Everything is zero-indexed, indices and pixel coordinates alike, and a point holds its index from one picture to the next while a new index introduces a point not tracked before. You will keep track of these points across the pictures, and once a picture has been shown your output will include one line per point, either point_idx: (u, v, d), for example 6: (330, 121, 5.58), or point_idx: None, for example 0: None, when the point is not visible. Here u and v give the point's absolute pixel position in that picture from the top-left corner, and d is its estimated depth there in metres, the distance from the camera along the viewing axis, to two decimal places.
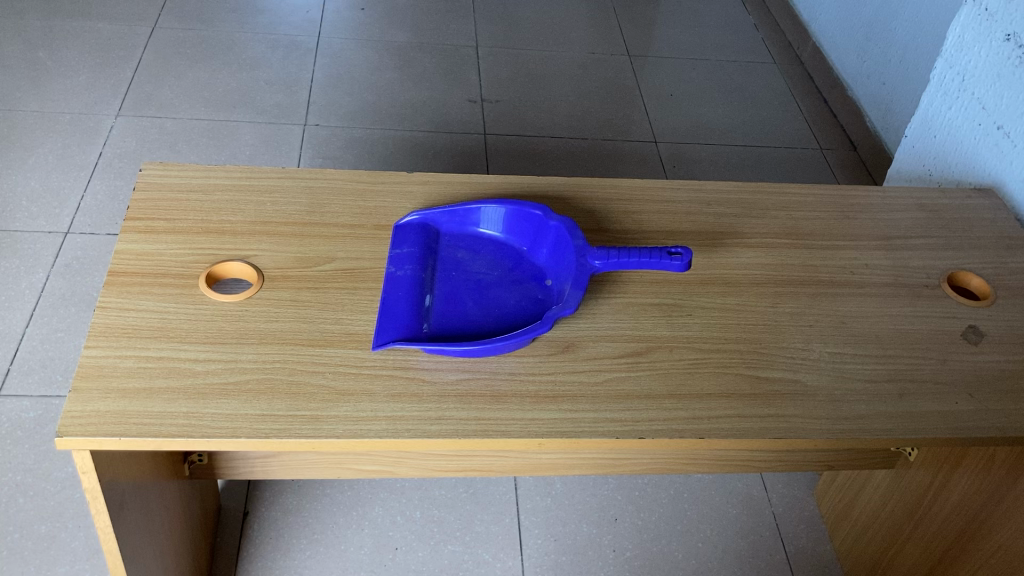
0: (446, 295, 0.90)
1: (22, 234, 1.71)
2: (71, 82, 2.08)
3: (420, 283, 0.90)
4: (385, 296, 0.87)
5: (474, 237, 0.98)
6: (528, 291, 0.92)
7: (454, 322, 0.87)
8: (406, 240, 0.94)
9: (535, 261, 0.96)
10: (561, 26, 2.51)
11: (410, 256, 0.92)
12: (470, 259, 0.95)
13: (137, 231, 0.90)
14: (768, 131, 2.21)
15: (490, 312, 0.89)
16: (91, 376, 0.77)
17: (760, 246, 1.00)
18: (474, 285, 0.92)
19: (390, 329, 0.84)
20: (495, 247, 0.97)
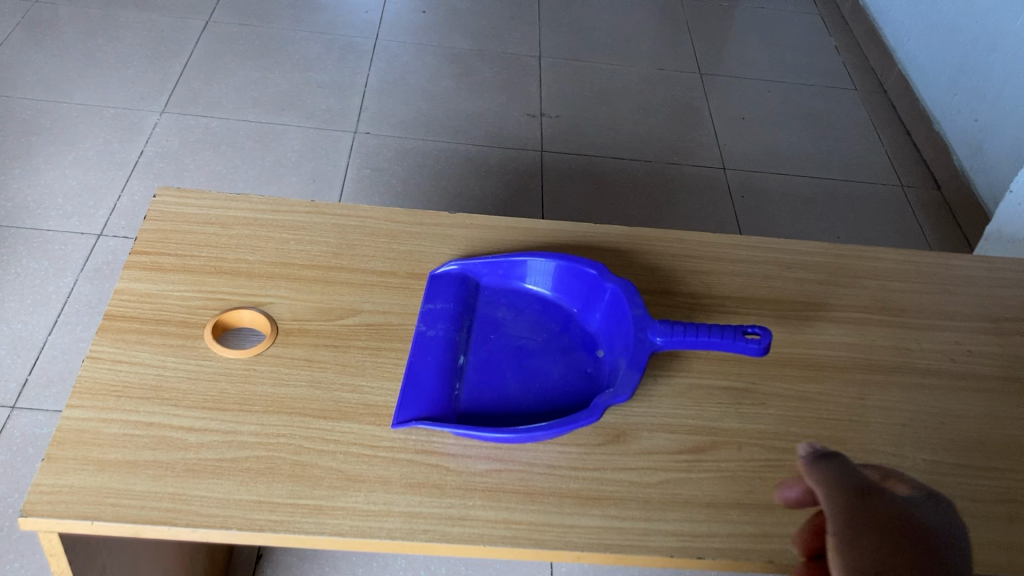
0: (481, 363, 0.79)
1: (54, 233, 1.64)
2: (120, 75, 2.01)
3: (453, 348, 0.79)
4: (411, 363, 0.76)
5: (517, 293, 0.87)
6: (575, 363, 0.81)
7: (488, 398, 0.76)
8: (440, 295, 0.83)
9: (585, 326, 0.85)
10: (629, 38, 2.39)
11: (443, 314, 0.81)
12: (511, 320, 0.84)
13: (143, 268, 0.81)
14: (846, 163, 2.06)
15: (530, 388, 0.78)
16: (69, 442, 0.67)
17: (846, 323, 0.87)
18: (514, 352, 0.81)
19: (415, 403, 0.73)
20: (541, 306, 0.86)
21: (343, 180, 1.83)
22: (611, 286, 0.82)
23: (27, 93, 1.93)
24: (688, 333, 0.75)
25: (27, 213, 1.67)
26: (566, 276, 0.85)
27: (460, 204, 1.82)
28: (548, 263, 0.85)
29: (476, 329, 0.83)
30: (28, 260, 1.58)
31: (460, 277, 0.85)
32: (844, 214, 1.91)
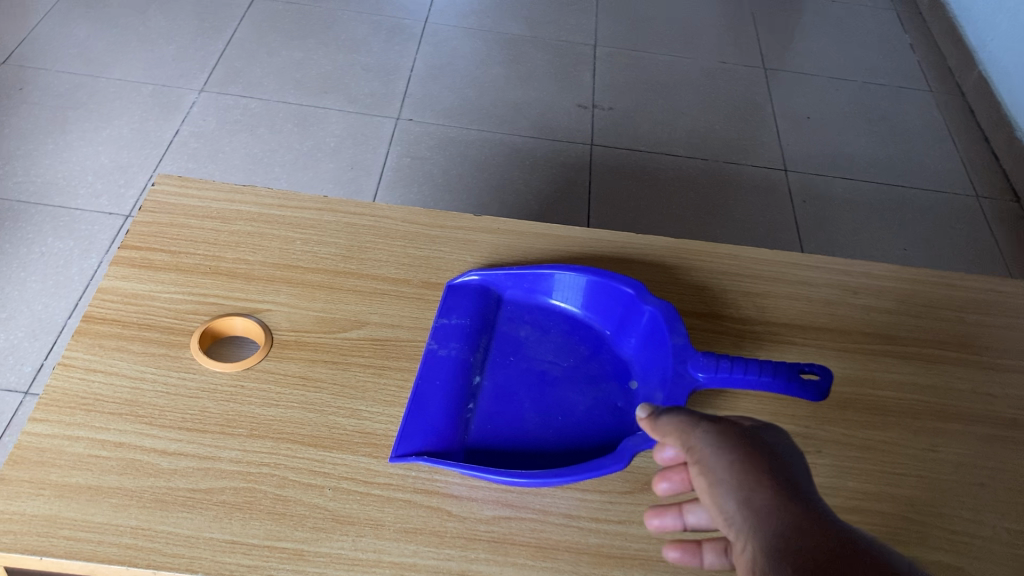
0: (497, 390, 0.71)
1: (82, 212, 1.58)
2: (161, 51, 1.96)
3: (466, 372, 0.70)
4: (418, 383, 0.68)
5: (542, 309, 0.78)
6: (603, 395, 0.72)
7: (502, 432, 0.68)
8: (456, 309, 0.74)
9: (617, 352, 0.76)
10: (690, 29, 2.27)
11: (457, 332, 0.72)
12: (534, 340, 0.76)
13: (132, 265, 0.73)
14: (918, 169, 1.92)
15: (551, 422, 0.69)
16: (27, 463, 0.60)
17: (917, 360, 0.76)
18: (536, 378, 0.73)
19: (418, 437, 0.64)
20: (568, 326, 0.77)
21: (382, 169, 1.75)
22: (649, 310, 0.72)
23: (67, 66, 1.88)
24: (735, 369, 0.65)
25: (56, 190, 1.62)
26: (598, 294, 0.76)
27: (503, 198, 1.72)
28: (579, 278, 0.76)
29: (493, 349, 0.74)
30: (53, 240, 1.53)
31: (479, 289, 0.77)
32: (914, 225, 1.78)
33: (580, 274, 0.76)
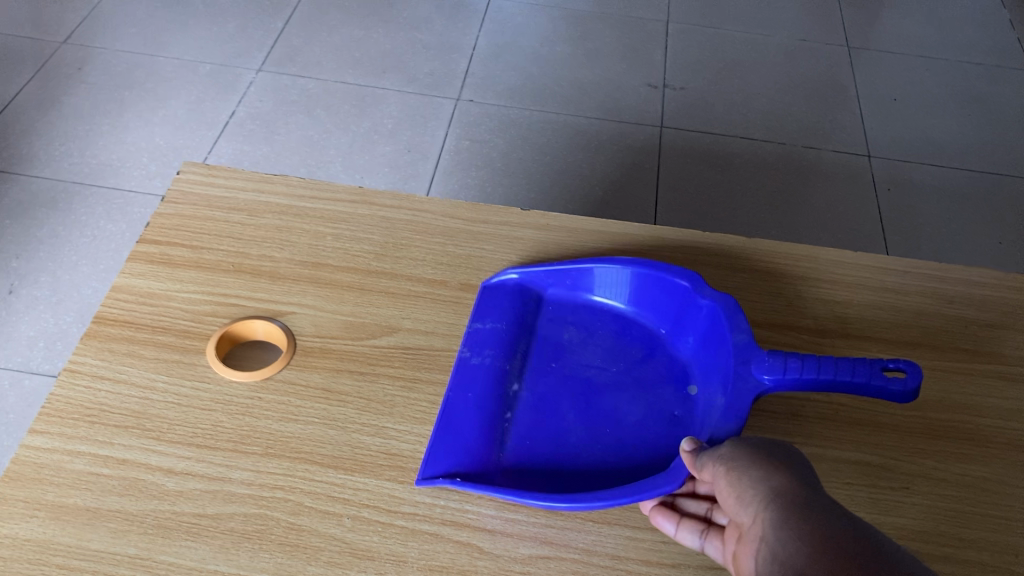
0: (536, 401, 0.64)
1: (135, 195, 1.56)
2: (221, 29, 1.92)
3: (498, 381, 0.63)
4: (449, 399, 0.61)
5: (589, 308, 0.71)
6: (659, 402, 0.64)
7: (542, 446, 0.61)
8: (493, 309, 0.67)
9: (675, 354, 0.67)
10: (769, 5, 2.14)
11: (492, 335, 0.65)
12: (580, 343, 0.68)
13: (150, 261, 0.68)
14: (1016, 155, 1.78)
15: (599, 435, 0.62)
16: (23, 480, 0.55)
17: (1023, 383, 0.66)
18: (581, 385, 0.65)
19: (445, 458, 0.58)
20: (619, 326, 0.70)
21: (440, 152, 1.69)
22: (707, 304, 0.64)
23: (126, 45, 1.86)
24: (805, 369, 0.57)
25: (111, 171, 1.60)
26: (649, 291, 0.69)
27: (565, 184, 1.65)
28: (626, 273, 0.69)
29: (533, 353, 0.67)
30: (106, 223, 1.51)
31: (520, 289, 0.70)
32: (1010, 216, 1.64)
33: (628, 267, 0.68)
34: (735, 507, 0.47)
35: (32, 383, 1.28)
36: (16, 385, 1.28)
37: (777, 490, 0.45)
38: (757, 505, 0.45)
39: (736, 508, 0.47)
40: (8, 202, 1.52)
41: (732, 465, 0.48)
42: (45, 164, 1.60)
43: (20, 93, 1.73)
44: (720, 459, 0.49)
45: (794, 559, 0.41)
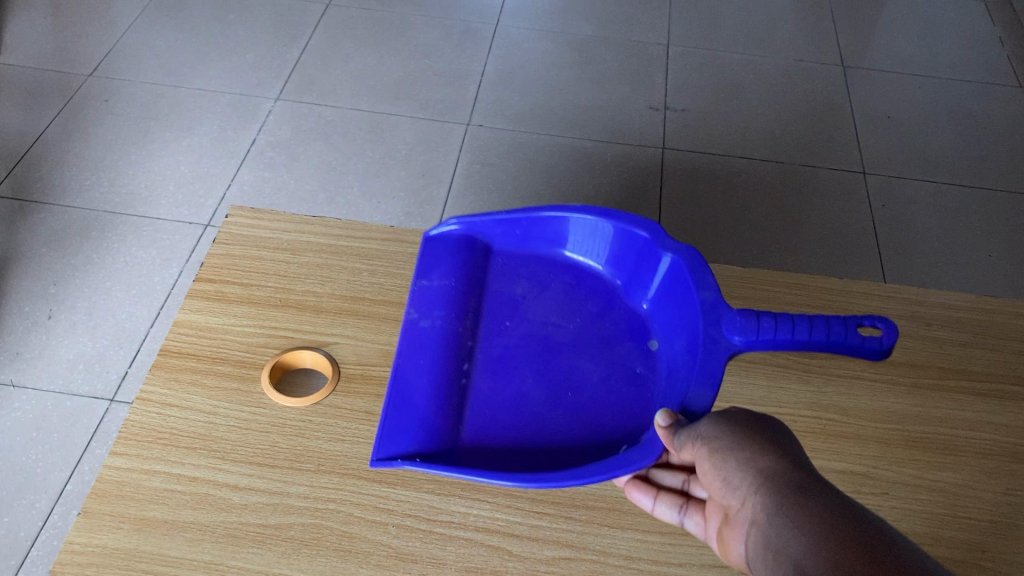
0: (492, 364, 0.74)
1: (163, 222, 1.63)
2: (239, 60, 1.99)
3: (454, 339, 0.74)
4: (401, 367, 0.70)
5: (533, 263, 0.84)
6: (620, 355, 0.75)
7: (512, 398, 0.71)
8: (437, 268, 0.78)
9: (624, 303, 0.81)
10: (767, 26, 2.22)
11: (443, 296, 0.76)
12: (533, 296, 0.81)
13: (206, 298, 0.76)
14: (1005, 170, 1.84)
15: (556, 386, 0.73)
16: (108, 496, 0.63)
17: (991, 398, 0.74)
18: (539, 344, 0.76)
19: (399, 433, 0.65)
20: (567, 281, 0.83)
21: (452, 176, 1.76)
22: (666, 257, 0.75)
23: (149, 77, 1.93)
24: (776, 329, 0.66)
25: (139, 200, 1.67)
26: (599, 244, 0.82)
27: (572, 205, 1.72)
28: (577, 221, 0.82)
29: (487, 304, 0.78)
30: (137, 250, 1.58)
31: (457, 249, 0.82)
32: (998, 229, 1.71)
33: (584, 216, 0.80)
34: (724, 491, 0.54)
35: (73, 404, 1.35)
36: (57, 406, 1.35)
37: (760, 477, 0.52)
38: (745, 490, 0.52)
39: (724, 492, 0.54)
40: (43, 231, 1.60)
41: (717, 450, 0.55)
42: (76, 194, 1.67)
43: (50, 124, 1.80)
44: (705, 443, 0.56)
45: (779, 543, 0.48)
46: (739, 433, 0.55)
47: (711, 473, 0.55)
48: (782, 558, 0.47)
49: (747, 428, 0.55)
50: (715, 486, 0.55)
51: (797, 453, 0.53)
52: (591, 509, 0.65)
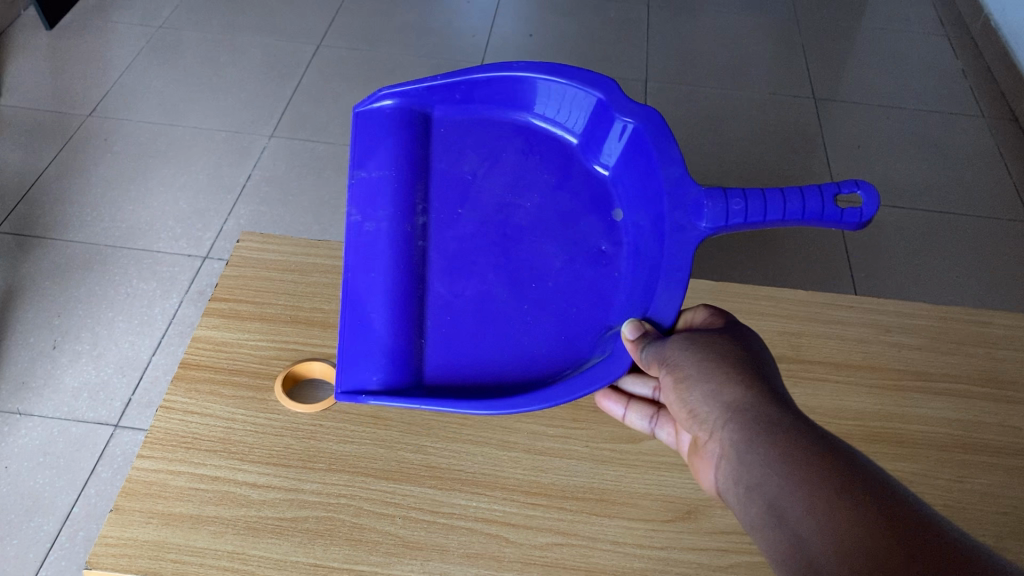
0: (450, 260, 0.81)
1: (163, 255, 1.62)
2: (233, 99, 1.99)
3: (405, 231, 0.81)
4: (355, 276, 0.77)
5: (480, 123, 0.93)
6: (583, 228, 0.83)
7: (474, 306, 0.78)
8: (377, 154, 0.87)
9: (577, 160, 0.90)
10: (741, 63, 2.27)
11: (386, 202, 0.83)
12: (480, 164, 0.89)
13: (221, 316, 0.82)
14: (973, 194, 1.88)
15: (511, 267, 0.80)
16: (138, 494, 0.68)
17: (945, 395, 0.81)
18: (498, 222, 0.84)
19: (361, 365, 0.71)
20: (518, 139, 0.91)
21: None
22: (629, 122, 0.83)
23: (145, 115, 1.92)
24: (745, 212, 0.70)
25: (139, 233, 1.66)
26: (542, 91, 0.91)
27: None
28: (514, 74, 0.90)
29: (438, 189, 0.86)
30: (138, 281, 1.57)
31: (396, 120, 0.90)
32: (970, 248, 1.74)
33: (529, 74, 0.90)
34: (704, 424, 0.59)
35: (79, 430, 1.34)
36: (63, 432, 1.34)
37: (724, 401, 0.57)
38: (720, 423, 0.57)
39: (704, 426, 0.59)
40: (45, 265, 1.59)
41: (697, 384, 0.59)
42: (77, 229, 1.66)
43: (50, 164, 1.79)
44: (687, 379, 0.60)
45: (747, 475, 0.53)
46: (717, 367, 0.59)
47: (693, 406, 0.60)
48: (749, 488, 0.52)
49: (725, 362, 0.60)
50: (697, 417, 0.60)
51: (773, 385, 0.58)
52: (580, 500, 0.71)
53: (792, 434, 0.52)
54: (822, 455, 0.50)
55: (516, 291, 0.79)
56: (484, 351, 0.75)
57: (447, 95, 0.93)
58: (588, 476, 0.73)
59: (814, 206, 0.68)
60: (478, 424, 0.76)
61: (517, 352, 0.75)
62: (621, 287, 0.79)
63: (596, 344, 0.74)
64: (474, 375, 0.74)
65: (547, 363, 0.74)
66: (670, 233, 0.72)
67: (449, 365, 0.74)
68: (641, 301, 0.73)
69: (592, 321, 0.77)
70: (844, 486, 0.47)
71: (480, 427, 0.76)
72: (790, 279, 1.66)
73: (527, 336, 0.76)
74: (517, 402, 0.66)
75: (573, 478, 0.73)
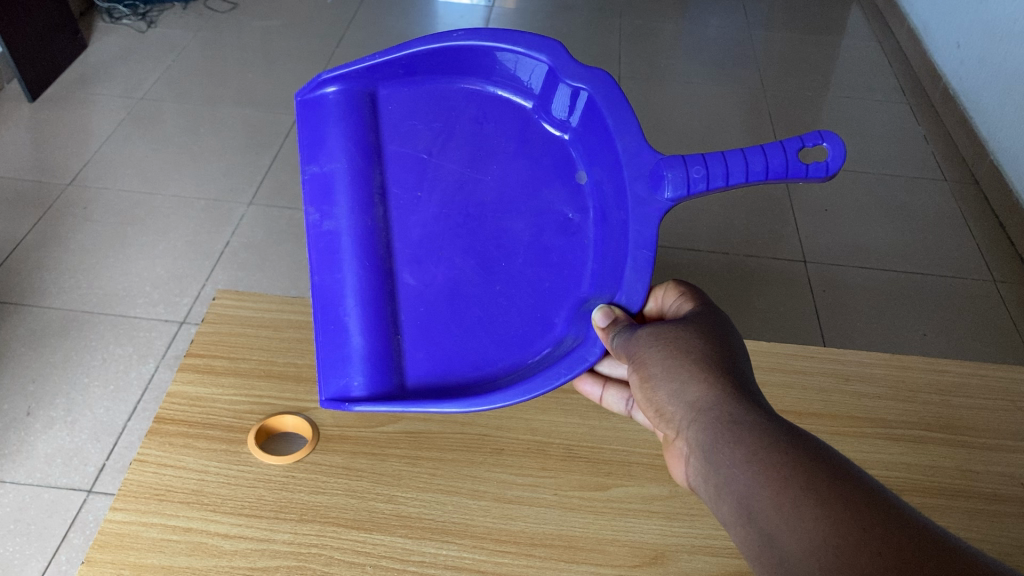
0: (416, 249, 0.85)
1: (140, 320, 1.63)
2: (211, 168, 2.02)
3: (366, 225, 0.86)
4: (323, 274, 0.83)
5: (428, 95, 0.95)
6: (547, 197, 0.86)
7: (444, 291, 0.82)
8: (326, 151, 0.92)
9: (532, 122, 0.91)
10: (710, 128, 2.29)
11: (342, 196, 0.88)
12: (436, 141, 0.92)
13: (196, 371, 0.84)
14: (939, 256, 1.91)
15: (476, 246, 0.84)
16: (110, 546, 0.69)
17: (903, 441, 0.83)
18: (460, 203, 0.87)
19: (339, 370, 0.77)
20: (471, 108, 0.93)
21: None
22: (583, 88, 0.84)
23: (126, 185, 1.95)
24: (706, 176, 0.71)
25: (117, 299, 1.67)
26: (485, 57, 0.91)
27: None
28: (452, 47, 0.90)
29: (395, 172, 0.90)
30: (114, 346, 1.57)
31: (344, 106, 0.95)
32: (936, 309, 1.77)
33: (466, 40, 0.90)
34: (670, 424, 0.59)
35: (51, 496, 1.33)
36: (35, 498, 1.33)
37: (689, 399, 0.58)
38: (685, 422, 0.57)
39: (670, 426, 0.59)
40: (21, 331, 1.59)
41: (663, 382, 0.60)
42: (55, 295, 1.66)
43: (29, 232, 1.80)
44: (653, 380, 0.61)
45: (713, 475, 0.53)
46: (681, 365, 0.60)
47: (660, 404, 0.61)
48: (717, 487, 0.53)
49: (690, 357, 0.60)
50: (663, 416, 0.61)
51: (738, 379, 0.58)
52: (549, 547, 0.72)
53: (758, 428, 0.53)
54: (788, 450, 0.50)
55: (486, 271, 0.82)
56: (456, 333, 0.79)
57: (391, 72, 0.95)
58: (556, 523, 0.74)
59: (777, 163, 0.69)
60: (449, 473, 0.77)
61: (493, 334, 0.79)
62: (591, 256, 0.81)
63: (572, 321, 0.77)
64: (451, 357, 0.78)
65: (527, 347, 0.77)
66: (632, 208, 0.75)
67: (427, 356, 0.79)
68: (612, 276, 0.76)
69: (567, 294, 0.80)
70: (814, 483, 0.48)
71: (450, 476, 0.77)
72: (763, 336, 1.69)
73: (500, 315, 0.80)
74: (498, 398, 0.69)
75: (542, 524, 0.74)
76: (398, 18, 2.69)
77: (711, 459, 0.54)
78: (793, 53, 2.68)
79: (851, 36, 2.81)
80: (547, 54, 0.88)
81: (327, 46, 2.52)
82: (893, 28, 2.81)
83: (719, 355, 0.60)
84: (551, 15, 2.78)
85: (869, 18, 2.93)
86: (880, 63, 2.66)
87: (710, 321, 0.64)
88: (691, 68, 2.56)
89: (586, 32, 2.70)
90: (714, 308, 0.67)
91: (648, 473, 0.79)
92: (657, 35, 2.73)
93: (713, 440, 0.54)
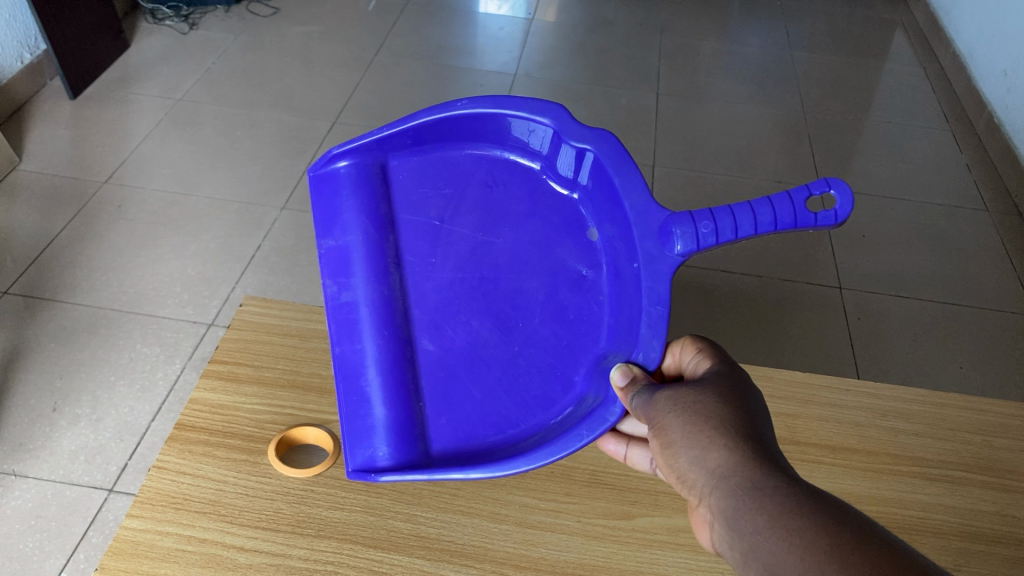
0: (434, 316, 0.83)
1: (169, 321, 1.63)
2: (245, 172, 2.01)
3: (383, 295, 0.84)
4: (341, 345, 0.81)
5: (437, 163, 0.93)
6: (560, 254, 0.84)
7: (463, 356, 0.80)
8: (341, 228, 0.90)
9: (542, 182, 0.89)
10: (748, 149, 2.25)
11: (358, 268, 0.86)
12: (450, 205, 0.90)
13: (219, 377, 0.83)
14: (979, 288, 1.87)
15: (492, 309, 0.82)
16: (124, 554, 0.68)
17: (943, 481, 0.80)
18: (476, 266, 0.85)
19: (363, 442, 0.75)
20: (480, 171, 0.91)
21: None
22: (587, 149, 0.82)
23: (162, 184, 1.96)
24: (713, 231, 0.69)
25: (146, 299, 1.67)
26: (489, 123, 0.89)
27: None
28: (457, 115, 0.89)
29: (410, 240, 0.89)
30: (142, 346, 1.57)
31: (355, 180, 0.93)
32: (973, 342, 1.73)
33: (468, 107, 0.88)
34: (692, 493, 0.57)
35: (72, 493, 1.33)
36: (57, 495, 1.33)
37: (709, 466, 0.55)
38: (707, 490, 0.55)
39: (691, 493, 0.57)
40: (50, 327, 1.59)
41: (684, 450, 0.57)
42: (86, 292, 1.67)
43: (64, 228, 1.81)
44: (674, 452, 0.58)
45: (740, 543, 0.51)
46: (701, 431, 0.57)
47: (682, 474, 0.58)
48: (744, 554, 0.50)
49: (711, 421, 0.57)
50: (686, 487, 0.58)
51: (759, 441, 0.55)
52: None
53: (781, 494, 0.50)
54: (813, 517, 0.48)
55: (503, 333, 0.80)
56: (477, 397, 0.77)
57: (400, 143, 0.93)
58: (579, 552, 0.72)
59: (785, 214, 0.66)
60: (470, 495, 0.75)
61: (516, 397, 0.77)
62: (607, 312, 0.79)
63: (591, 378, 0.75)
64: (473, 423, 0.76)
65: (551, 411, 0.75)
66: (643, 265, 0.73)
67: (449, 422, 0.77)
68: (628, 333, 0.74)
69: (584, 351, 0.78)
70: (841, 550, 0.46)
71: (472, 498, 0.75)
72: (794, 364, 1.66)
73: (520, 377, 0.78)
74: (519, 463, 0.67)
75: (564, 553, 0.72)
76: (437, 28, 2.69)
77: (738, 528, 0.51)
78: (835, 76, 2.64)
79: (896, 60, 2.77)
80: (550, 118, 0.86)
81: (365, 53, 2.52)
82: (938, 54, 2.77)
83: (739, 418, 0.57)
84: (591, 30, 2.77)
85: (914, 43, 2.88)
86: (923, 88, 2.62)
87: (730, 380, 0.61)
88: (729, 87, 2.53)
89: (625, 47, 2.69)
90: (735, 361, 0.65)
91: (676, 503, 0.76)
92: (697, 53, 2.71)
93: (737, 508, 0.51)
